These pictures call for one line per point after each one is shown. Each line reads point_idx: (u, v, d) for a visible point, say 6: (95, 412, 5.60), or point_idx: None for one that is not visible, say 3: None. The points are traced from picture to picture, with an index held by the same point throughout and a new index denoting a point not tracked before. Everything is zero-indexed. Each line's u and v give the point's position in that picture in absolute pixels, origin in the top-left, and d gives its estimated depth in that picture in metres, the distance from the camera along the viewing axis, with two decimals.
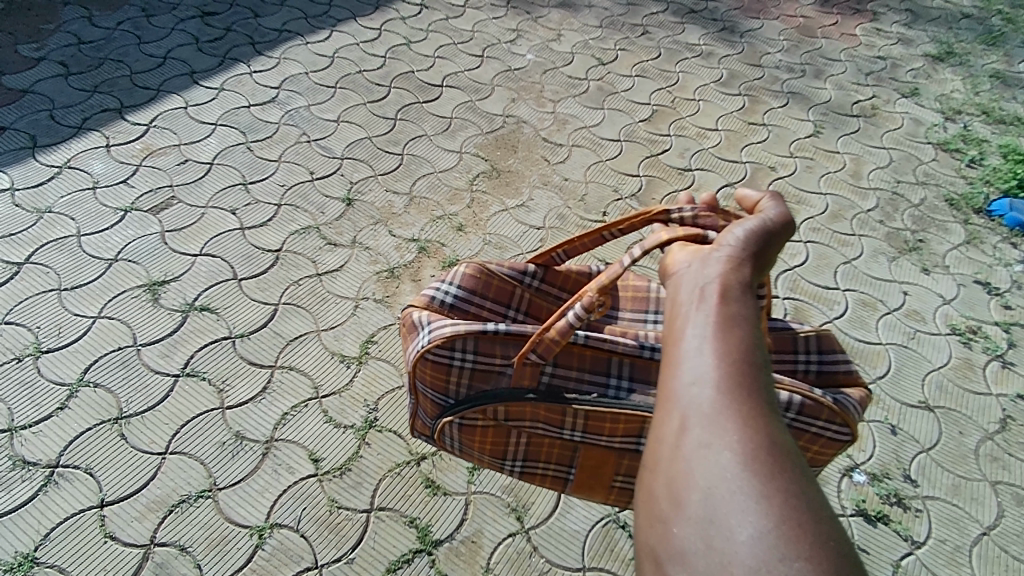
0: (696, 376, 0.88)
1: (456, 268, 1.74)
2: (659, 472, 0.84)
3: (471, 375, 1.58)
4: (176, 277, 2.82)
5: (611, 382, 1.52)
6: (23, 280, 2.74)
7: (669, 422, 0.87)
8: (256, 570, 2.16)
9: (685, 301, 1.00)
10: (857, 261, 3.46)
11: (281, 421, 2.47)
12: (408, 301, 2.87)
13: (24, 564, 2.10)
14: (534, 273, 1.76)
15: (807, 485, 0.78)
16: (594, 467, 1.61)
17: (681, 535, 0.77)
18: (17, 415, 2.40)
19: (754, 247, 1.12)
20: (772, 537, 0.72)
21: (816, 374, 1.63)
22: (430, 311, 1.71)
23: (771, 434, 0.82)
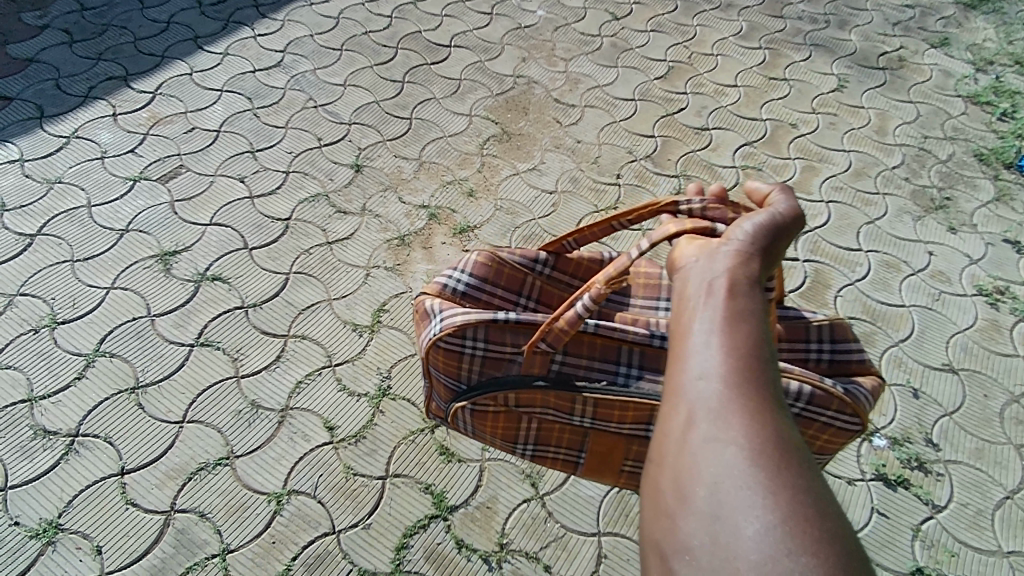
0: (702, 370, 0.86)
1: (468, 256, 1.71)
2: (664, 467, 0.83)
3: (482, 362, 1.55)
4: (188, 247, 2.81)
5: (620, 369, 1.48)
6: (36, 252, 2.75)
7: (675, 416, 0.85)
8: (275, 535, 2.19)
9: (693, 293, 0.97)
10: (880, 220, 3.36)
11: (295, 390, 2.48)
12: (420, 268, 2.84)
13: (48, 530, 2.15)
14: (546, 260, 1.72)
15: (815, 480, 0.77)
16: (604, 452, 1.57)
17: (686, 530, 0.76)
18: (36, 385, 2.42)
19: (763, 241, 1.07)
20: (778, 533, 0.71)
21: (829, 363, 1.59)
22: (441, 299, 1.68)
23: (778, 429, 0.80)
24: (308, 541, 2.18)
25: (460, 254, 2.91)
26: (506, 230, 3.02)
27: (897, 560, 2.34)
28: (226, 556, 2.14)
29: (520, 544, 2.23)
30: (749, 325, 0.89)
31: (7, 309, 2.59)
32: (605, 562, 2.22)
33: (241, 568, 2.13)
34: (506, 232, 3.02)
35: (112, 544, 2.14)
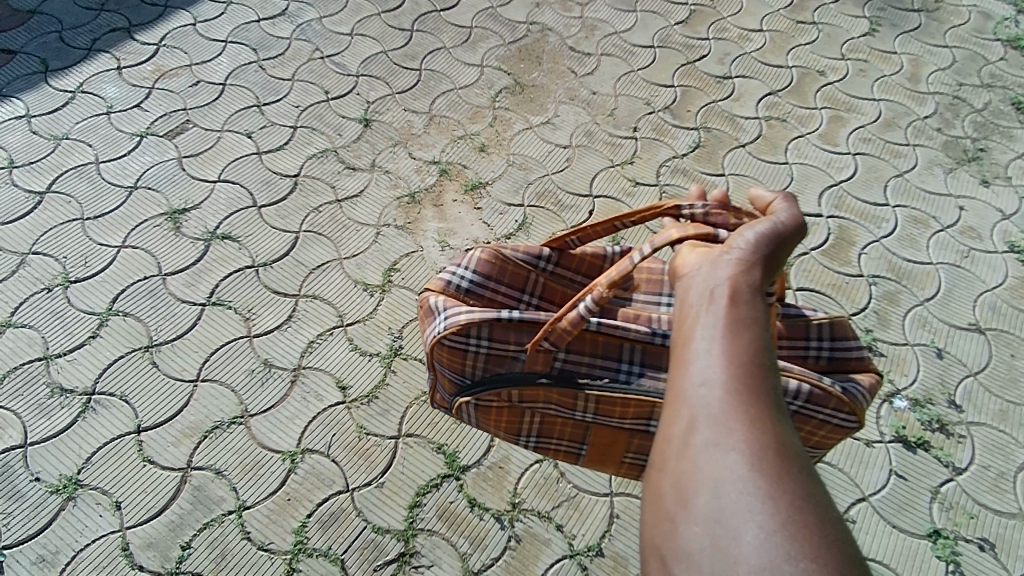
0: (704, 379, 0.91)
1: (472, 252, 1.64)
2: (667, 471, 0.87)
3: (486, 360, 1.51)
4: (197, 205, 2.78)
5: (622, 367, 1.43)
6: (45, 210, 2.73)
7: (678, 424, 0.89)
8: (290, 493, 2.21)
9: (695, 304, 1.02)
10: (909, 173, 3.22)
11: (308, 349, 2.47)
12: (431, 226, 2.79)
13: (68, 486, 2.18)
14: (549, 257, 1.63)
15: (813, 485, 0.81)
16: (606, 445, 1.54)
17: (688, 532, 0.80)
18: (51, 344, 2.44)
19: (766, 251, 1.11)
20: (777, 536, 0.75)
21: (828, 361, 1.53)
22: (445, 295, 1.62)
23: (778, 437, 0.84)
24: (323, 498, 2.20)
25: (471, 212, 2.85)
26: (519, 186, 2.95)
27: (914, 522, 2.31)
28: (242, 512, 2.17)
29: (532, 504, 2.23)
30: (749, 336, 0.94)
31: (20, 268, 2.59)
32: (617, 522, 2.22)
33: (257, 524, 2.16)
34: (519, 188, 2.94)
35: (131, 500, 2.17)
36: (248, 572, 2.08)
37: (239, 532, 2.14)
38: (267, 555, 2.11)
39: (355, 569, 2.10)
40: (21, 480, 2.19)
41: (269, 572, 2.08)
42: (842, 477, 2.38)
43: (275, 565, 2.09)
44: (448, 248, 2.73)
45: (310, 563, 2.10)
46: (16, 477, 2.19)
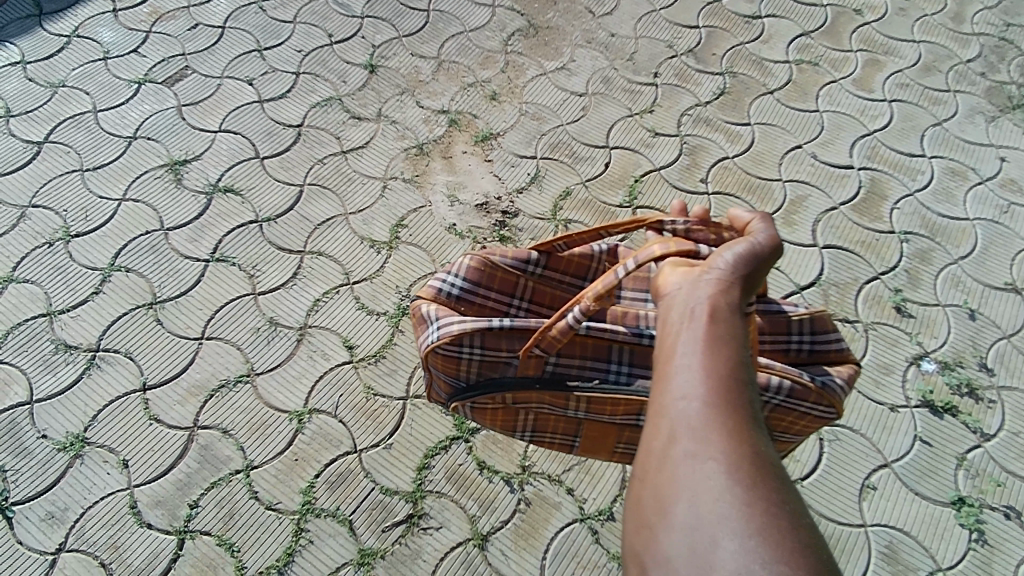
0: (684, 392, 0.90)
1: (460, 259, 1.51)
2: (648, 482, 0.88)
3: (479, 367, 1.42)
4: (198, 156, 2.68)
5: (612, 366, 1.36)
6: (44, 161, 2.65)
7: (659, 434, 0.90)
8: (297, 453, 2.18)
9: (677, 318, 1.01)
10: (949, 122, 3.03)
11: (314, 308, 2.40)
12: (440, 179, 2.68)
13: (75, 443, 2.16)
14: (538, 260, 1.51)
15: (787, 494, 0.82)
16: (597, 437, 1.47)
17: (667, 541, 0.82)
18: (54, 300, 2.39)
19: (744, 270, 1.08)
20: (751, 545, 0.76)
21: (809, 354, 1.43)
22: (436, 303, 1.51)
23: (754, 448, 0.85)
24: (331, 459, 2.17)
25: (482, 164, 2.73)
26: (531, 137, 2.81)
27: (938, 490, 2.24)
28: (250, 472, 2.15)
29: (543, 467, 2.18)
30: (729, 351, 0.94)
31: (20, 222, 2.52)
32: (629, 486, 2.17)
33: (264, 484, 2.13)
34: (531, 139, 2.81)
35: (139, 459, 2.15)
36: (256, 532, 2.07)
37: (246, 492, 2.12)
38: (274, 515, 2.09)
39: (364, 531, 2.08)
40: (27, 438, 2.17)
41: (277, 533, 2.07)
42: (864, 442, 2.30)
43: (282, 525, 2.08)
44: (458, 203, 2.63)
45: (318, 523, 2.08)
46: (23, 434, 2.17)
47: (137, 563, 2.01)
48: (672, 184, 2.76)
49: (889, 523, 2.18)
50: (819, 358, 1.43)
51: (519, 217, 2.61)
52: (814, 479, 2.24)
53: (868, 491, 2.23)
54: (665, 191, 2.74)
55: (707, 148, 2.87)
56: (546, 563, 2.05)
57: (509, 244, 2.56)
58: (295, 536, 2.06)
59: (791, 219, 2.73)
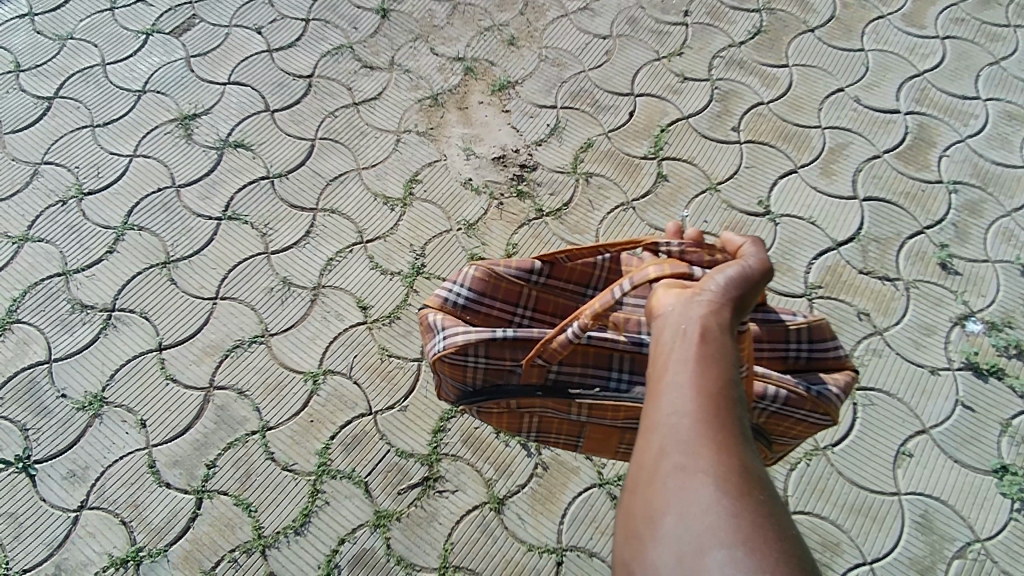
0: (675, 410, 0.91)
1: (466, 270, 1.43)
2: (638, 494, 0.89)
3: (484, 375, 1.34)
4: (207, 110, 2.60)
5: (612, 374, 1.29)
6: (54, 117, 2.60)
7: (649, 447, 0.91)
8: (313, 414, 2.15)
9: (668, 336, 1.00)
10: (1007, 61, 2.79)
11: (327, 267, 2.34)
12: (455, 132, 2.56)
13: (93, 403, 2.17)
14: (541, 269, 1.41)
15: (774, 509, 0.84)
16: (601, 438, 1.41)
17: (656, 553, 0.83)
18: (69, 259, 2.37)
19: (738, 288, 1.06)
20: (738, 556, 0.78)
21: (806, 361, 1.34)
22: (442, 312, 1.42)
23: (743, 463, 0.86)
24: (345, 421, 2.14)
25: (500, 115, 2.60)
26: (552, 85, 2.67)
27: (980, 458, 2.13)
28: (266, 433, 2.13)
29: None
30: (720, 370, 0.94)
31: (33, 179, 2.50)
32: None
33: (281, 445, 2.12)
34: (552, 87, 2.66)
35: (156, 418, 2.15)
36: (273, 493, 2.06)
37: (262, 452, 2.11)
38: (291, 476, 2.08)
39: (380, 492, 2.06)
40: (47, 396, 2.18)
41: (294, 494, 2.06)
42: (900, 407, 2.19)
43: (299, 486, 2.07)
44: (474, 156, 2.52)
45: (334, 484, 2.07)
46: (43, 393, 2.18)
47: (157, 522, 2.02)
48: (701, 134, 2.61)
49: (925, 491, 2.08)
50: (818, 365, 1.35)
51: (537, 171, 2.50)
52: (846, 445, 2.14)
53: (903, 458, 2.13)
54: (694, 141, 2.59)
55: (741, 93, 2.69)
56: (564, 528, 2.02)
57: (527, 199, 2.45)
58: (312, 498, 2.05)
59: (829, 169, 2.56)
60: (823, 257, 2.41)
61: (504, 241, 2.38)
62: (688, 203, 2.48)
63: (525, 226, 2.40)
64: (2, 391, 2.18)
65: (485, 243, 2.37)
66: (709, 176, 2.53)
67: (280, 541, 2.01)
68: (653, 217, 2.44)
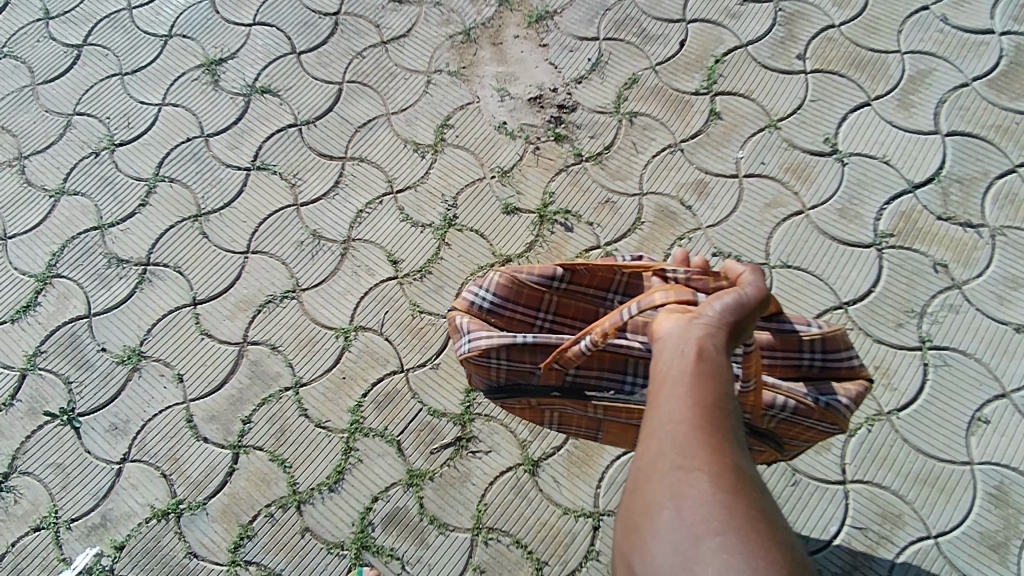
0: (672, 417, 0.93)
1: (490, 275, 1.39)
2: (638, 492, 0.93)
3: (506, 374, 1.34)
4: (233, 54, 2.52)
5: (627, 378, 1.28)
6: (85, 65, 2.56)
7: (648, 449, 0.94)
8: (345, 371, 2.11)
9: (668, 356, 1.00)
10: None
11: (357, 219, 2.25)
12: (489, 71, 2.40)
13: (132, 357, 2.17)
14: (563, 275, 1.35)
15: (765, 505, 0.88)
16: (619, 432, 1.40)
17: (655, 546, 0.87)
18: (104, 213, 2.35)
19: (737, 310, 1.03)
20: (729, 545, 0.82)
21: (819, 371, 1.28)
22: (469, 315, 1.40)
23: (736, 464, 0.90)
24: (378, 378, 2.09)
25: (537, 50, 2.42)
26: (593, 15, 2.46)
27: None
28: (299, 389, 2.10)
29: None
30: (715, 381, 0.95)
31: (67, 130, 2.47)
32: None
33: (313, 401, 2.09)
34: (593, 17, 2.45)
35: (192, 373, 2.15)
36: (307, 449, 2.05)
37: (296, 409, 2.08)
38: (324, 433, 2.05)
39: (413, 451, 2.02)
40: (88, 350, 2.20)
41: (327, 451, 2.04)
42: (976, 368, 1.99)
43: (332, 444, 2.04)
44: (508, 97, 2.36)
45: (367, 442, 2.04)
46: (84, 346, 2.20)
47: (196, 475, 2.04)
48: (761, 63, 2.36)
49: (1001, 461, 1.90)
50: (831, 375, 1.29)
51: (576, 112, 2.33)
52: (913, 410, 1.96)
53: (978, 424, 1.94)
54: (753, 72, 2.34)
55: (806, 16, 2.41)
56: (601, 492, 1.95)
57: (566, 143, 2.29)
58: (345, 455, 2.03)
59: (908, 100, 2.28)
60: (896, 202, 2.17)
61: (540, 189, 2.24)
62: (743, 143, 2.26)
63: (562, 173, 2.25)
64: (46, 344, 2.21)
65: (521, 192, 2.24)
66: (768, 112, 2.29)
67: (314, 497, 1.99)
68: (703, 160, 2.24)
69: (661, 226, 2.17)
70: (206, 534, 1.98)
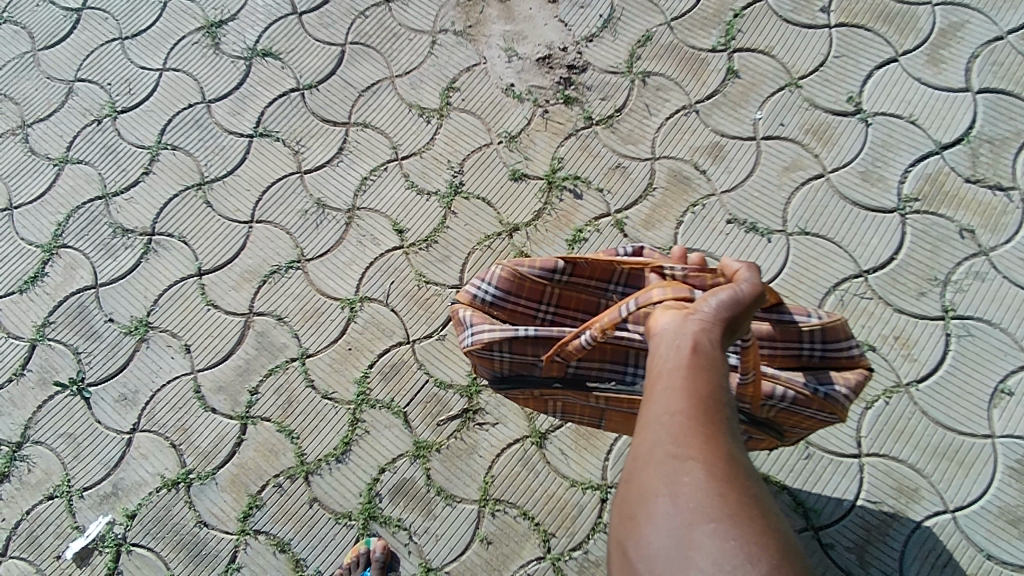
0: (667, 407, 0.90)
1: (492, 269, 1.33)
2: (633, 484, 0.89)
3: (509, 366, 1.30)
4: (234, 16, 2.45)
5: (628, 369, 1.26)
6: (84, 30, 2.50)
7: (643, 441, 0.91)
8: (350, 342, 2.08)
9: (664, 350, 0.97)
10: None
11: (361, 187, 2.21)
12: (496, 30, 2.31)
13: (139, 328, 2.17)
14: (564, 268, 1.29)
15: (761, 496, 0.85)
16: (621, 421, 1.39)
17: (652, 537, 0.84)
18: (108, 182, 2.33)
19: (733, 306, 1.00)
20: (729, 535, 0.80)
21: (820, 361, 1.24)
22: (472, 308, 1.35)
23: (732, 455, 0.87)
24: (384, 350, 2.06)
25: (546, 7, 2.31)
26: None
27: None
28: (305, 360, 2.08)
29: None
30: (710, 375, 0.92)
31: (68, 98, 2.43)
32: None
33: (320, 372, 2.07)
34: None
35: (199, 344, 2.14)
36: (314, 420, 2.04)
37: (303, 380, 2.07)
38: (331, 404, 2.04)
39: (419, 423, 2.00)
40: (96, 321, 2.19)
41: (334, 422, 2.03)
42: (1001, 339, 1.91)
43: (339, 415, 2.03)
44: (516, 58, 2.27)
45: (373, 413, 2.02)
46: (92, 317, 2.20)
47: (205, 445, 2.05)
48: (783, 18, 2.23)
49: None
50: (831, 364, 1.25)
51: (587, 73, 2.24)
52: (933, 382, 1.89)
53: (1001, 396, 1.87)
54: (773, 27, 2.23)
55: None
56: (609, 465, 1.92)
57: (576, 105, 2.20)
58: (352, 426, 2.02)
59: (938, 56, 2.15)
60: (922, 164, 2.07)
61: (549, 155, 2.17)
62: (761, 103, 2.16)
63: (572, 137, 2.18)
64: (55, 315, 2.21)
65: (529, 158, 2.17)
66: (789, 70, 2.18)
67: (322, 468, 1.99)
68: (719, 121, 2.15)
69: (674, 192, 2.09)
70: (216, 503, 1.99)
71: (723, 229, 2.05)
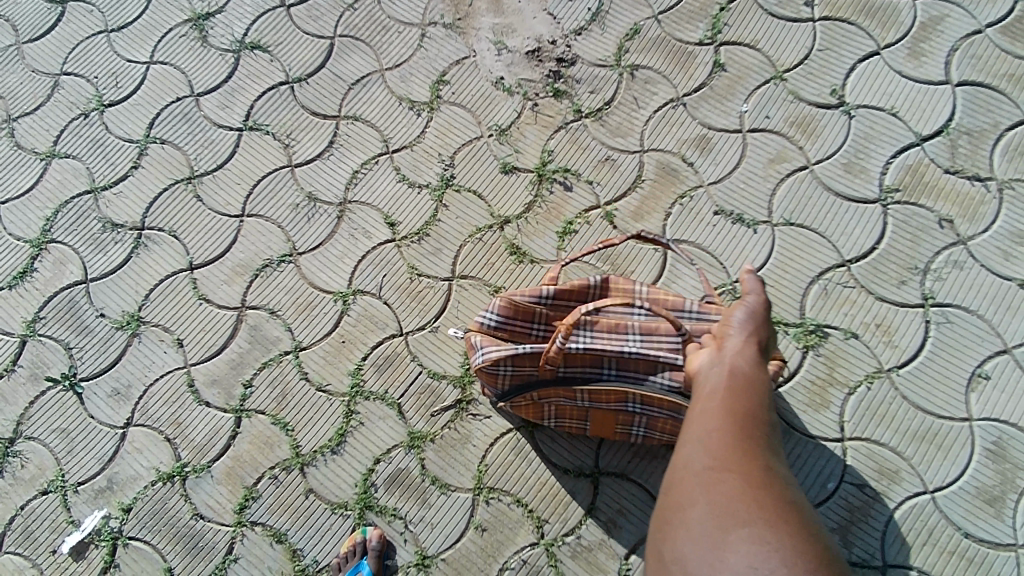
0: (703, 438, 1.24)
1: (496, 303, 1.72)
2: (674, 499, 1.20)
3: (513, 378, 1.72)
4: (221, 8, 2.44)
5: (604, 371, 1.66)
6: (69, 23, 2.48)
7: (684, 468, 1.23)
8: (344, 334, 2.10)
9: (707, 376, 1.38)
10: None
11: (353, 180, 2.22)
12: (485, 22, 2.33)
13: (131, 322, 2.17)
14: (549, 293, 1.71)
15: (779, 503, 1.12)
16: (602, 419, 1.80)
17: (689, 535, 1.12)
18: (96, 176, 2.32)
19: (754, 319, 1.43)
20: (751, 529, 1.07)
21: None
22: (481, 333, 1.75)
23: (755, 469, 1.18)
24: (377, 342, 2.09)
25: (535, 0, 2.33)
26: None
27: None
28: (299, 353, 2.10)
29: None
30: (742, 406, 1.28)
31: (54, 91, 2.41)
32: None
33: (314, 364, 2.09)
34: None
35: (192, 338, 2.14)
36: (309, 412, 2.05)
37: (297, 372, 2.09)
38: (325, 396, 2.06)
39: (413, 414, 2.03)
40: (87, 316, 2.19)
41: (329, 414, 2.05)
42: (979, 325, 1.97)
43: (333, 407, 2.05)
44: (506, 51, 2.29)
45: (368, 405, 2.04)
46: (83, 312, 2.20)
47: (200, 439, 2.06)
48: (767, 11, 2.27)
49: (999, 416, 1.90)
50: None
51: (576, 66, 2.26)
52: (914, 367, 1.95)
53: (978, 380, 1.93)
54: (758, 21, 2.26)
55: None
56: (600, 452, 1.96)
57: (565, 98, 2.23)
58: (347, 418, 2.04)
59: (918, 49, 2.20)
60: (903, 156, 2.12)
61: (539, 147, 2.19)
62: (748, 96, 2.19)
63: (561, 130, 2.20)
64: (45, 310, 2.20)
65: (519, 151, 2.19)
66: (774, 63, 2.22)
67: (317, 459, 2.01)
68: (706, 114, 2.18)
69: (663, 184, 2.13)
70: (212, 496, 2.01)
71: (710, 220, 2.09)
